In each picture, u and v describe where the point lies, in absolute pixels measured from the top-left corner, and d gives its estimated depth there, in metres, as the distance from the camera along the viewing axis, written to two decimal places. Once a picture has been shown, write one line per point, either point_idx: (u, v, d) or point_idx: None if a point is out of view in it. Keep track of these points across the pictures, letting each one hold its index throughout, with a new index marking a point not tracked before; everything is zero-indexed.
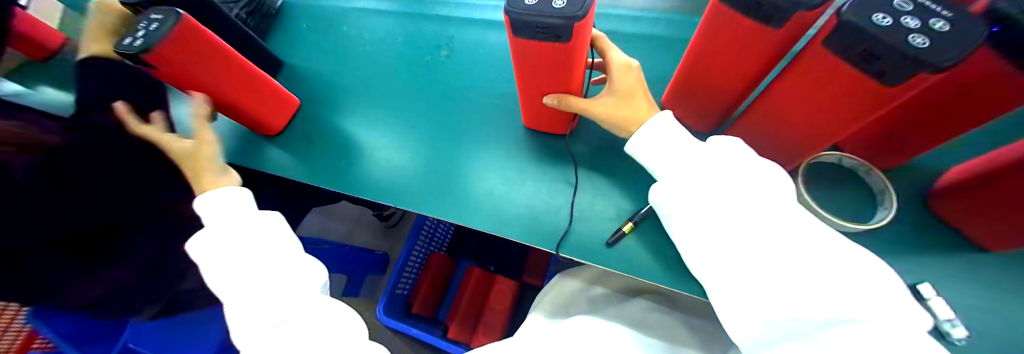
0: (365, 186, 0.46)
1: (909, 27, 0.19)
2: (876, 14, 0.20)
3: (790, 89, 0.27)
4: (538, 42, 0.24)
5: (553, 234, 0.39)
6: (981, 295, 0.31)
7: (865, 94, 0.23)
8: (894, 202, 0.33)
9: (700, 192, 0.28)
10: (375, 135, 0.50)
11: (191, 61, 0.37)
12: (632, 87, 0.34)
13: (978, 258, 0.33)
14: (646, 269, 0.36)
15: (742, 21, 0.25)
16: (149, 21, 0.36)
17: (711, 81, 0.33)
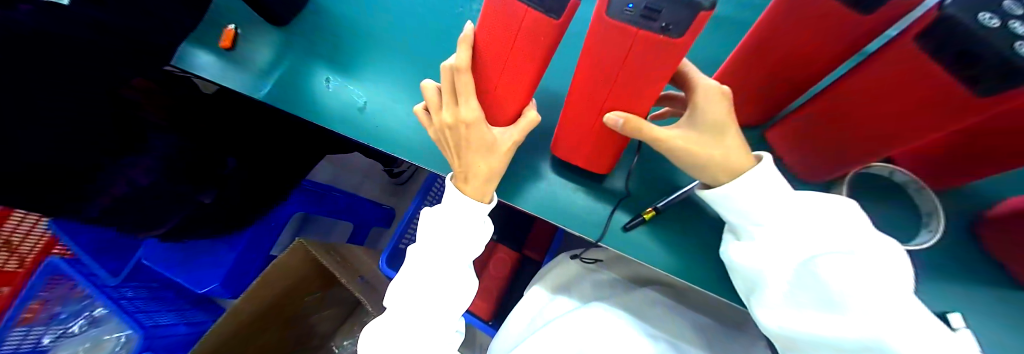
0: (378, 138, 0.44)
1: (1018, 33, 0.16)
2: (983, 13, 0.17)
3: (856, 92, 0.25)
4: (637, 32, 0.18)
5: (568, 213, 0.38)
6: (1007, 330, 0.30)
7: (952, 110, 0.20)
8: (941, 225, 0.32)
9: (794, 262, 0.25)
10: (394, 86, 0.47)
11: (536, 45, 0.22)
12: (723, 121, 0.26)
13: (1011, 295, 0.31)
14: (657, 256, 0.36)
15: (824, 2, 0.21)
16: None
17: (769, 72, 0.30)
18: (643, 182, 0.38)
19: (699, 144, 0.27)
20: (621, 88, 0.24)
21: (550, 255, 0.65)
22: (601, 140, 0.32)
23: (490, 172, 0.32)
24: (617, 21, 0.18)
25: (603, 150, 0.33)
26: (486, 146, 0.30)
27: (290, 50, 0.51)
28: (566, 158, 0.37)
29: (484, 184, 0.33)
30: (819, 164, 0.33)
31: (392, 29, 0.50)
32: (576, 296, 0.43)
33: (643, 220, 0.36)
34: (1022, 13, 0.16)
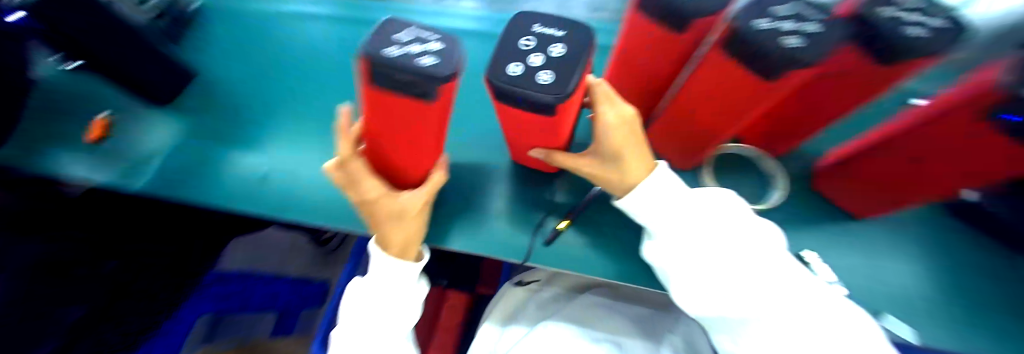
0: (285, 206, 0.40)
1: (784, 30, 0.20)
2: (759, 19, 0.21)
3: (700, 90, 0.29)
4: (524, 110, 0.21)
5: (494, 239, 0.39)
6: (850, 255, 0.38)
7: (763, 98, 0.24)
8: (783, 184, 0.42)
9: (699, 251, 0.29)
10: (303, 148, 0.44)
11: (424, 118, 0.20)
12: (618, 154, 0.29)
13: (847, 227, 0.40)
14: (585, 261, 0.38)
15: (654, 23, 0.25)
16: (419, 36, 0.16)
17: (641, 76, 0.34)
18: (559, 196, 0.42)
19: (597, 169, 0.32)
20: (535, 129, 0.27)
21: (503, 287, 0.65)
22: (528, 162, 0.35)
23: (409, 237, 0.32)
24: (506, 104, 0.21)
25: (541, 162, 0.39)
26: (398, 216, 0.30)
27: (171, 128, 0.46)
28: (525, 162, 0.42)
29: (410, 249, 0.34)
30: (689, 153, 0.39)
31: (298, 92, 0.49)
32: (525, 321, 0.43)
33: (560, 230, 0.39)
34: (784, 16, 0.21)
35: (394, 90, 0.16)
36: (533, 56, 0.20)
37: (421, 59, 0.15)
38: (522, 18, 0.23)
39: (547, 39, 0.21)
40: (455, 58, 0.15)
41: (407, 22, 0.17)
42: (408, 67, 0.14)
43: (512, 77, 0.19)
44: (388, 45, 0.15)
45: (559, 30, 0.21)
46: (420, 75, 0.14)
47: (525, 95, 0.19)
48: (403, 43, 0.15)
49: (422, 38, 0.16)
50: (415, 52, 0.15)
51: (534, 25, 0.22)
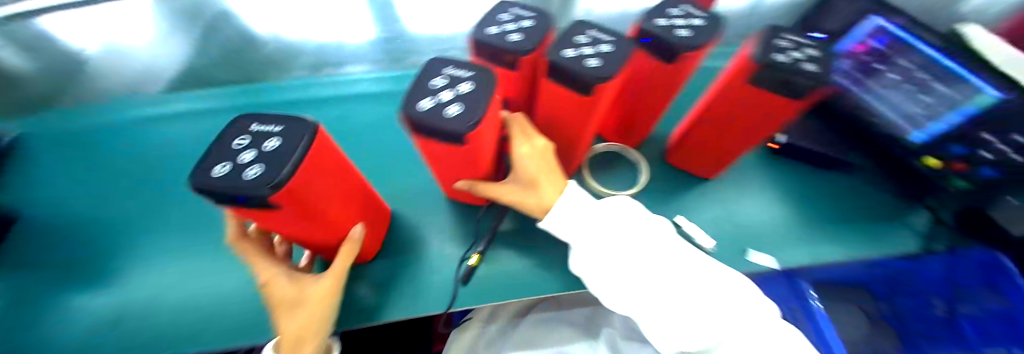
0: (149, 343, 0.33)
1: (587, 55, 0.25)
2: (567, 50, 0.25)
3: (547, 110, 0.32)
4: (439, 144, 0.20)
5: (406, 303, 0.35)
6: (727, 208, 0.43)
7: (589, 108, 0.28)
8: (644, 170, 0.46)
9: (615, 255, 0.31)
10: (171, 261, 0.38)
11: (308, 205, 0.19)
12: (535, 177, 0.31)
13: (722, 183, 0.45)
14: (510, 289, 0.37)
15: (491, 64, 0.29)
16: (258, 135, 0.17)
17: (508, 113, 0.38)
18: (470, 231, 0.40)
19: (518, 195, 0.31)
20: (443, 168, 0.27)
21: None
22: None
23: (302, 330, 0.26)
24: (426, 136, 0.20)
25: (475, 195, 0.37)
26: (289, 296, 0.26)
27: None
28: (455, 198, 0.41)
29: (307, 349, 0.27)
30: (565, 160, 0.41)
31: (166, 199, 0.43)
32: None
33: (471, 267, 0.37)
34: (584, 43, 0.26)
35: (240, 203, 0.16)
36: (445, 91, 0.20)
37: (215, 171, 0.15)
38: (246, 116, 0.18)
39: (263, 136, 0.17)
40: (280, 163, 0.15)
41: (263, 116, 0.18)
42: (223, 183, 0.14)
43: (429, 112, 0.19)
44: (220, 161, 0.16)
45: (469, 70, 0.21)
46: (238, 188, 0.14)
47: (240, 195, 0.14)
48: (235, 154, 0.16)
49: (258, 142, 0.16)
50: (245, 162, 0.15)
51: (448, 66, 0.21)
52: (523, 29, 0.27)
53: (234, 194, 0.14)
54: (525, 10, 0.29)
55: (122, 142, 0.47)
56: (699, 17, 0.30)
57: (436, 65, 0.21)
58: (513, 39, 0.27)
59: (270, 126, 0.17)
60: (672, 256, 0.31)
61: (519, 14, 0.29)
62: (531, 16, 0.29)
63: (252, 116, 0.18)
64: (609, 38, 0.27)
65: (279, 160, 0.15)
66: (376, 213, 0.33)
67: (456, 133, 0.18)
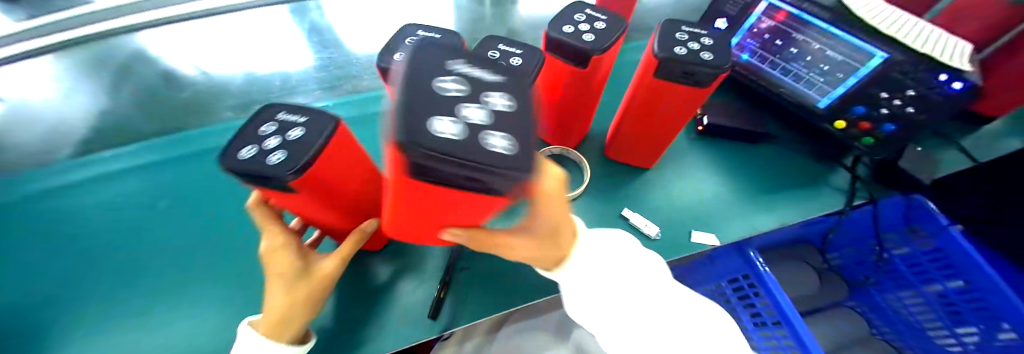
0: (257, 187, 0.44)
1: (695, 49, 0.27)
2: (675, 47, 0.27)
3: (634, 106, 0.34)
4: None
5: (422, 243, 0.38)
6: None
7: (692, 98, 0.30)
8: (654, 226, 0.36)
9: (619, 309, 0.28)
10: None
11: (458, 207, 0.13)
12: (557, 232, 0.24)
13: None
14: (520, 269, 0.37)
15: (561, 61, 0.30)
16: (275, 122, 0.23)
17: (566, 115, 0.38)
18: None
19: (533, 250, 0.24)
20: None
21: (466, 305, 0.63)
22: None
23: (296, 299, 0.26)
24: None
25: None
26: (297, 272, 0.27)
27: (167, 120, 0.51)
28: None
29: (311, 283, 0.27)
30: (628, 160, 0.42)
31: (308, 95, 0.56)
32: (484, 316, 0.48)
33: None
34: (684, 40, 0.28)
35: (444, 188, 0.08)
36: (497, 62, 0.27)
37: (398, 55, 0.28)
38: (411, 27, 0.32)
39: (429, 38, 0.32)
40: (549, 159, 0.10)
41: (425, 28, 0.33)
42: (464, 151, 0.07)
43: None
44: (414, 108, 0.07)
45: (517, 48, 0.28)
46: (513, 186, 0.08)
47: (412, 71, 0.28)
48: (449, 105, 0.08)
49: (480, 96, 0.09)
50: (483, 125, 0.08)
51: (500, 44, 0.29)
52: (595, 30, 0.28)
53: (254, 177, 0.19)
54: (598, 11, 0.30)
55: (263, 58, 0.61)
56: (708, 36, 0.29)
57: (449, 38, 0.32)
58: (586, 39, 0.28)
59: (488, 70, 0.10)
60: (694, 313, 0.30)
61: (592, 14, 0.29)
62: (603, 20, 0.29)
63: (279, 107, 0.24)
64: (710, 40, 0.28)
65: (549, 150, 0.09)
66: None
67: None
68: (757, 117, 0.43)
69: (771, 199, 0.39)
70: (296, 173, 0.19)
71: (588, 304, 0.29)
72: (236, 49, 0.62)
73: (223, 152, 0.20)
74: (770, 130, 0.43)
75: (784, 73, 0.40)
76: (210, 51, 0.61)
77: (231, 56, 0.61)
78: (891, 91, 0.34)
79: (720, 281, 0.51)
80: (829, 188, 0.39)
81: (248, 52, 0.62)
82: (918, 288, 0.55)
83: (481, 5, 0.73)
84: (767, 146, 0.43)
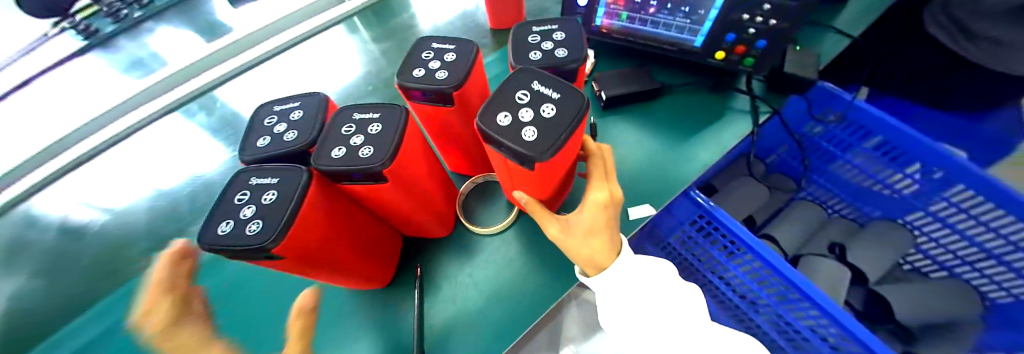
0: None
1: (549, 50, 0.28)
2: (531, 53, 0.28)
3: None
4: (365, 186, 0.25)
5: (373, 336, 0.36)
6: None
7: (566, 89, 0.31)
8: None
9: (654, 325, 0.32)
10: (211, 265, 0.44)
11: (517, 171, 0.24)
12: (592, 226, 0.29)
13: None
14: (492, 320, 0.35)
15: (427, 103, 0.29)
16: (254, 187, 0.24)
17: (463, 145, 0.36)
18: (454, 255, 0.39)
19: (586, 251, 0.29)
20: (390, 207, 0.30)
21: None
22: (386, 239, 0.35)
23: None
24: (350, 183, 0.25)
25: (441, 222, 0.37)
26: None
27: (70, 301, 0.44)
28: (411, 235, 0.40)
29: None
30: None
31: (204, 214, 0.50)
32: None
33: (437, 293, 0.37)
34: (537, 44, 0.28)
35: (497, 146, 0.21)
36: (354, 137, 0.24)
37: (262, 141, 0.26)
38: (266, 105, 0.29)
39: (287, 111, 0.28)
40: (552, 136, 0.19)
41: (278, 100, 0.29)
42: (491, 127, 0.20)
43: (361, 158, 0.23)
44: (502, 109, 0.21)
45: (375, 111, 0.26)
46: (505, 140, 0.20)
47: (289, 154, 0.25)
48: (517, 107, 0.21)
49: (536, 105, 0.21)
50: (523, 121, 0.20)
51: (356, 112, 0.26)
52: (446, 64, 0.27)
53: (231, 251, 0.21)
54: (445, 43, 0.29)
55: (170, 171, 0.55)
56: (559, 29, 0.29)
57: (310, 101, 0.28)
58: (439, 78, 0.26)
59: (550, 91, 0.22)
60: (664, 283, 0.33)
61: (440, 48, 0.29)
62: (452, 49, 0.28)
63: (251, 169, 0.25)
64: (562, 34, 0.29)
65: (547, 136, 0.19)
66: (385, 252, 0.35)
67: (374, 169, 0.22)
68: (648, 73, 0.44)
69: (694, 143, 0.40)
70: (274, 241, 0.20)
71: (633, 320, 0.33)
72: (124, 175, 0.55)
73: (203, 230, 0.23)
74: (664, 81, 0.45)
75: (655, 26, 0.41)
76: (98, 185, 0.54)
77: (122, 184, 0.54)
78: (750, 12, 0.35)
79: (683, 226, 0.57)
80: (735, 113, 0.41)
81: (141, 174, 0.55)
82: (843, 156, 0.61)
83: (368, 43, 0.68)
84: (668, 97, 0.44)
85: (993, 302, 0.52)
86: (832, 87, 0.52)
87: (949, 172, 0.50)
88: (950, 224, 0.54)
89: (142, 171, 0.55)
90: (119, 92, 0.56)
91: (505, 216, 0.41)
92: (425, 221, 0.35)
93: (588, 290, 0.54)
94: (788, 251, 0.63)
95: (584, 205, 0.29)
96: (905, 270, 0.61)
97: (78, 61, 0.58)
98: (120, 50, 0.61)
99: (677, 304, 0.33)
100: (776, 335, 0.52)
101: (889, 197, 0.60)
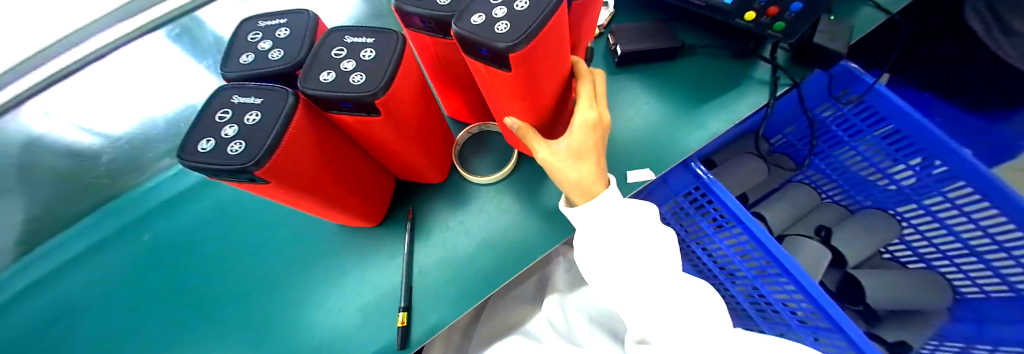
0: (188, 260, 0.40)
1: None
2: None
3: None
4: (355, 119, 0.23)
5: (361, 273, 0.37)
6: None
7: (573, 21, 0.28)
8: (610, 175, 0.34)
9: (633, 285, 0.33)
10: (203, 194, 0.44)
11: (501, 87, 0.22)
12: (581, 148, 0.29)
13: None
14: (479, 268, 0.35)
15: (424, 32, 0.26)
16: (235, 107, 0.22)
17: (465, 87, 0.34)
18: (447, 203, 0.39)
19: (574, 174, 0.30)
20: (384, 145, 0.28)
21: (455, 330, 0.56)
22: (377, 178, 0.34)
23: None
24: (339, 113, 0.23)
25: (438, 167, 0.37)
26: None
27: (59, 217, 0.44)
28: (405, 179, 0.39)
29: None
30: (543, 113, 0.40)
31: None
32: (482, 318, 0.54)
33: (427, 236, 0.37)
34: None
35: (474, 51, 0.20)
36: (346, 62, 0.22)
37: (245, 58, 0.24)
38: (250, 19, 0.26)
39: (272, 28, 0.25)
40: (525, 25, 0.17)
41: (263, 16, 0.26)
42: (462, 33, 0.18)
43: (351, 86, 0.21)
44: (477, 11, 0.19)
45: (368, 36, 0.24)
46: (479, 38, 0.18)
47: (274, 74, 0.23)
48: (490, 7, 0.19)
49: (510, 3, 0.19)
50: (496, 17, 0.18)
51: (347, 35, 0.24)
52: None
53: (212, 170, 0.20)
54: None
55: (168, 93, 0.52)
56: None
57: (296, 19, 0.25)
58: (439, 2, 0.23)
59: None
60: (647, 238, 0.33)
61: None
62: None
63: (235, 85, 0.23)
64: None
65: (520, 27, 0.17)
66: (378, 191, 0.35)
67: (366, 98, 0.21)
68: (669, 30, 0.41)
69: (705, 111, 0.38)
70: (257, 164, 0.19)
71: (614, 275, 0.34)
72: (115, 96, 0.49)
73: (183, 146, 0.21)
74: (686, 41, 0.42)
75: None
76: (92, 106, 0.48)
77: (117, 108, 0.50)
78: None
79: (677, 197, 0.57)
80: (753, 83, 0.39)
81: (136, 100, 0.51)
82: (851, 144, 0.60)
83: None
84: (685, 59, 0.41)
85: (963, 296, 0.55)
86: (856, 68, 0.50)
87: (953, 167, 0.50)
88: (942, 221, 0.54)
89: (142, 95, 0.51)
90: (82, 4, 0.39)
91: (499, 166, 0.40)
92: (423, 162, 0.34)
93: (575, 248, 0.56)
94: (775, 230, 0.65)
95: (573, 126, 0.29)
96: (884, 258, 0.64)
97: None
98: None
99: (657, 263, 0.33)
100: (746, 304, 0.55)
101: (887, 188, 0.60)
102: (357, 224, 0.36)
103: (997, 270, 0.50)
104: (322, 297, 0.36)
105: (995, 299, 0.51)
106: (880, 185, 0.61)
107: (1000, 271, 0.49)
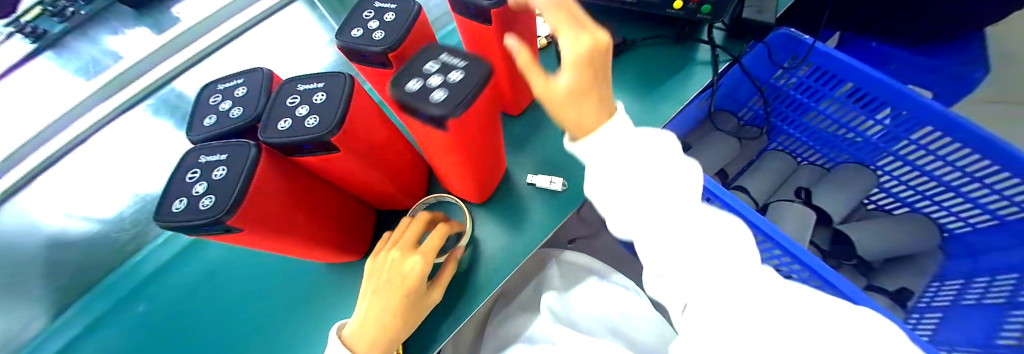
0: (185, 326, 0.41)
1: None
2: None
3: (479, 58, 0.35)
4: (319, 158, 0.25)
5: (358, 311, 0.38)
6: None
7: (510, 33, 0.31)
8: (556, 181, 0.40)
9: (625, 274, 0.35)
10: (192, 258, 0.45)
11: (444, 143, 0.24)
12: (589, 71, 0.23)
13: None
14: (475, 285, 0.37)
15: (373, 65, 0.29)
16: (201, 167, 0.23)
17: None
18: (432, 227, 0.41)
19: (576, 113, 0.25)
20: (356, 177, 0.30)
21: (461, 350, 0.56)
22: (355, 211, 0.36)
23: (391, 293, 0.29)
24: (301, 156, 0.25)
25: (412, 190, 0.39)
26: (398, 274, 0.30)
27: (44, 306, 0.44)
28: (385, 208, 0.41)
29: (402, 283, 0.29)
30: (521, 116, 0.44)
31: None
32: (487, 334, 0.55)
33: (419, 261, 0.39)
34: None
35: (412, 113, 0.22)
36: (300, 108, 0.24)
37: (208, 121, 0.26)
38: (211, 83, 0.28)
39: (230, 89, 0.27)
40: (462, 95, 0.20)
41: (221, 79, 0.28)
42: (403, 98, 0.21)
43: (306, 127, 0.23)
44: (412, 78, 0.21)
45: (320, 81, 0.26)
46: (418, 103, 0.20)
47: (235, 132, 0.25)
48: (426, 75, 0.22)
49: (445, 72, 0.21)
50: (432, 86, 0.21)
51: (300, 83, 0.26)
52: (384, 24, 0.27)
53: (186, 226, 0.21)
54: (387, 2, 0.29)
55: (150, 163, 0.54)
56: None
57: (252, 78, 0.27)
58: (377, 38, 0.26)
59: (456, 60, 0.22)
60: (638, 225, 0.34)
61: (381, 7, 0.29)
62: (393, 8, 0.28)
63: (200, 147, 0.24)
64: None
65: (457, 95, 0.20)
66: (357, 224, 0.37)
67: (322, 138, 0.22)
68: (608, 29, 0.43)
69: (659, 97, 0.40)
70: (229, 213, 0.20)
71: None
72: (107, 180, 0.52)
73: (158, 209, 0.22)
74: (626, 37, 0.44)
75: None
76: (94, 197, 0.51)
77: (107, 191, 0.52)
78: None
79: None
80: (696, 64, 0.42)
81: (123, 177, 0.53)
82: (816, 107, 0.62)
83: (326, 17, 0.64)
84: (630, 54, 0.43)
85: (952, 232, 0.57)
86: (798, 33, 0.52)
87: (918, 113, 0.51)
88: (914, 164, 0.56)
89: (131, 170, 0.53)
90: (75, 93, 0.48)
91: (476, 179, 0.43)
92: (395, 186, 0.35)
93: (567, 252, 0.59)
94: (760, 200, 0.66)
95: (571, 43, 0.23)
96: (869, 208, 0.65)
97: (31, 66, 0.51)
98: (76, 52, 0.52)
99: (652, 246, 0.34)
100: None
101: (855, 141, 0.62)
102: (344, 259, 0.37)
103: (982, 205, 0.51)
104: (327, 333, 0.37)
105: (981, 230, 0.53)
106: (848, 139, 0.63)
107: (979, 202, 0.51)
